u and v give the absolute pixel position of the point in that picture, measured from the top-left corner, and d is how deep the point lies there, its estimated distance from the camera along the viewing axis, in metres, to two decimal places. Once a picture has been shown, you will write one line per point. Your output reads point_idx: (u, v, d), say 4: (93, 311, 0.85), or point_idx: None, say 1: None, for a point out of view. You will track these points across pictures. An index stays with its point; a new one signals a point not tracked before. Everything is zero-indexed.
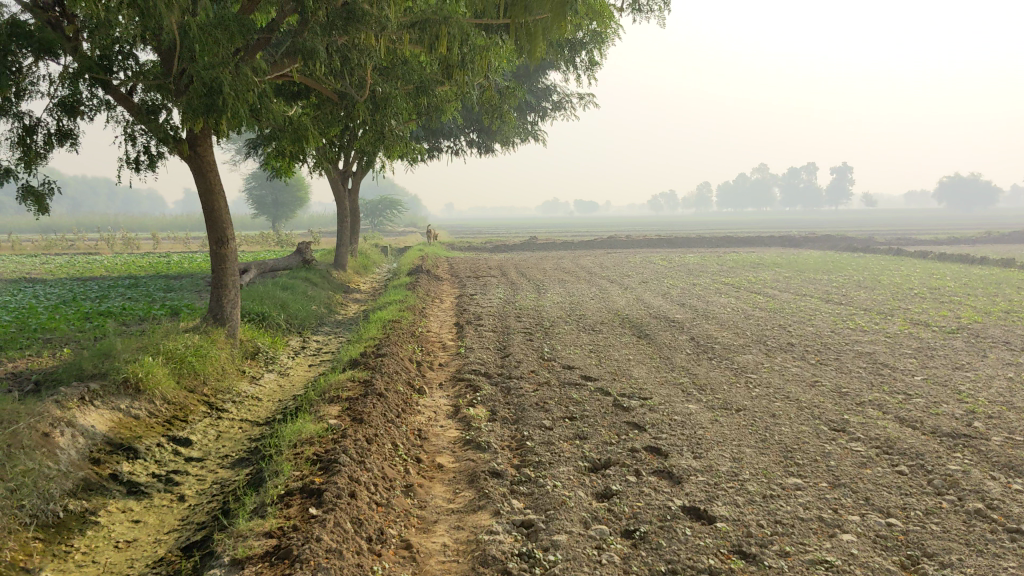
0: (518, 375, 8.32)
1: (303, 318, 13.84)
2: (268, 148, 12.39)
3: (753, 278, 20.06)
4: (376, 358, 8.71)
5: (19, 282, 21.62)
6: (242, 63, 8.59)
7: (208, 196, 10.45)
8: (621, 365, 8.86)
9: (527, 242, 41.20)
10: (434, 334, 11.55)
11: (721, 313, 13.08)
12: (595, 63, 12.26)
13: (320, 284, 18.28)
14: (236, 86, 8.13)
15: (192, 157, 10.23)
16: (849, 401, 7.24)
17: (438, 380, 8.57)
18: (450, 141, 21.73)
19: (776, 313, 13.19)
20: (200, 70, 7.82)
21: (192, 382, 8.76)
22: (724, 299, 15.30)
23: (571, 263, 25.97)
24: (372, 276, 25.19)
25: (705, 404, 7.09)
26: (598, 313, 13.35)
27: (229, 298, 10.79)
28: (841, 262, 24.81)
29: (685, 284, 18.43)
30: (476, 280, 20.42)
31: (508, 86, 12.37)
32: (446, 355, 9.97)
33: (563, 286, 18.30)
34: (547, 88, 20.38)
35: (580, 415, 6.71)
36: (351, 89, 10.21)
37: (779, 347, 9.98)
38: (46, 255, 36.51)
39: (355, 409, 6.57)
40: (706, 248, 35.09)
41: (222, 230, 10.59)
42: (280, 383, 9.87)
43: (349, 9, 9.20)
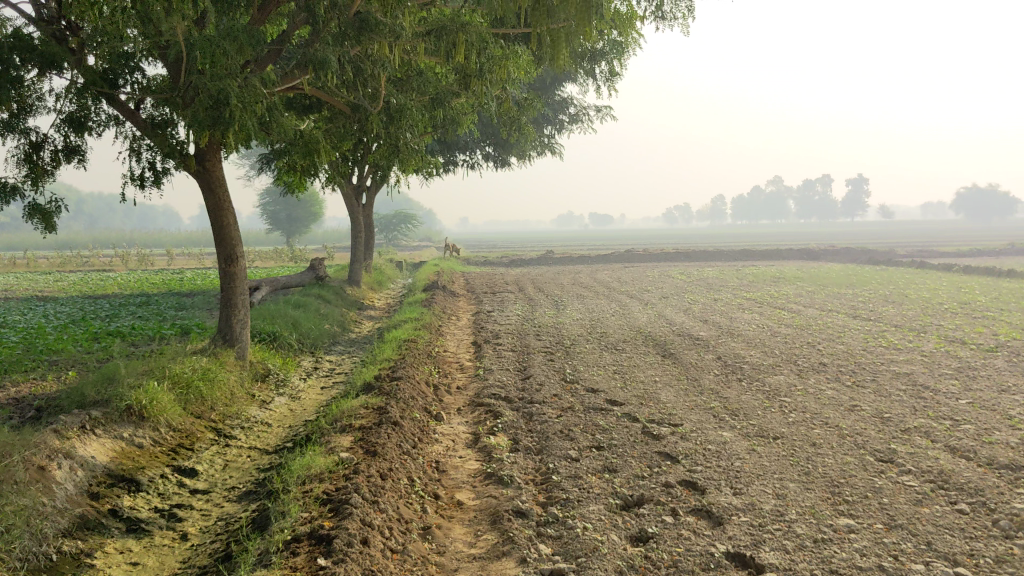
0: (540, 400, 7.91)
1: (315, 337, 13.49)
2: (280, 164, 12.07)
3: (776, 293, 19.59)
4: (391, 382, 8.33)
5: (31, 300, 21.40)
6: (251, 75, 8.27)
7: (217, 214, 10.14)
8: (647, 387, 8.45)
9: (543, 256, 40.86)
10: (451, 355, 11.16)
11: (747, 331, 12.65)
12: (616, 73, 11.89)
13: (334, 301, 17.94)
14: (245, 99, 7.80)
15: (200, 174, 9.92)
16: (894, 428, 6.81)
17: (456, 404, 8.17)
18: (466, 154, 21.42)
19: (804, 330, 12.75)
20: (206, 82, 7.49)
21: (200, 407, 8.41)
22: (749, 315, 14.85)
23: (588, 278, 25.55)
24: (387, 291, 24.86)
25: (740, 432, 6.67)
26: (619, 330, 12.94)
27: (238, 318, 10.44)
28: (865, 276, 24.32)
29: (707, 299, 18.00)
30: (492, 296, 20.05)
31: (526, 98, 12.00)
32: (464, 377, 9.58)
33: (582, 302, 17.89)
34: (564, 100, 20.04)
35: (608, 445, 6.31)
36: (364, 101, 9.87)
37: (812, 367, 9.55)
38: (61, 271, 36.44)
39: (368, 440, 6.19)
40: (725, 262, 34.63)
41: (231, 249, 10.27)
42: (291, 407, 9.50)
43: (362, 19, 8.87)
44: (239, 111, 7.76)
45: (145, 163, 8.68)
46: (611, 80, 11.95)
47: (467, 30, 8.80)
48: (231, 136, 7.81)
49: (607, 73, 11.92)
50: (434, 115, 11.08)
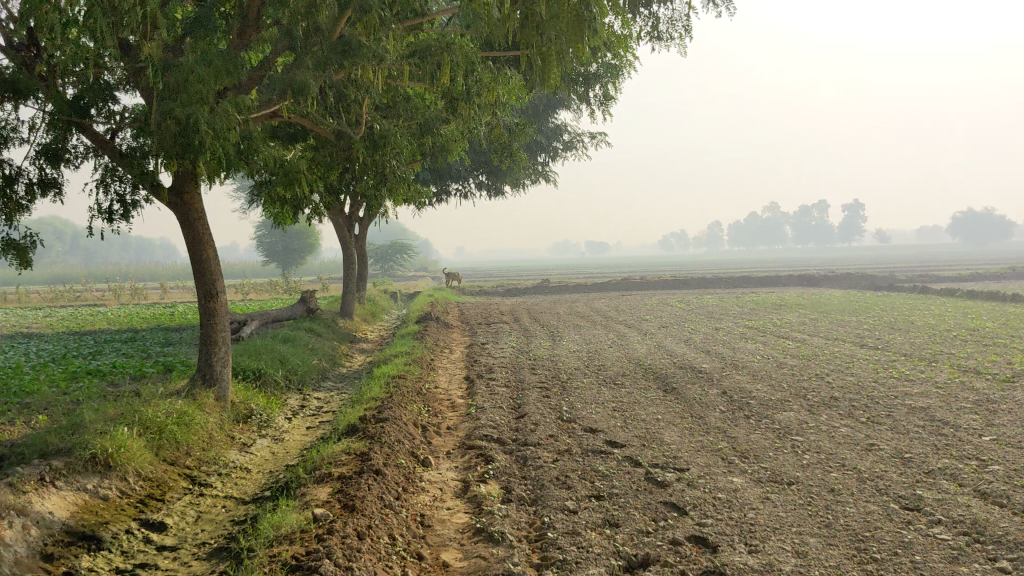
0: (535, 442, 7.40)
1: (303, 374, 12.96)
2: (264, 194, 11.62)
3: (779, 320, 19.08)
4: (376, 423, 7.82)
5: (16, 337, 20.87)
6: (225, 100, 7.84)
7: (195, 248, 9.68)
8: (650, 427, 7.94)
9: (539, 285, 40.44)
10: (442, 392, 10.65)
11: (752, 363, 12.14)
12: (609, 98, 11.49)
13: (325, 335, 17.44)
14: (218, 126, 7.37)
15: (177, 205, 9.47)
16: (916, 470, 6.31)
17: (446, 447, 7.66)
18: (459, 183, 21.03)
19: (810, 361, 12.25)
20: (176, 108, 7.05)
21: (173, 454, 7.90)
22: (753, 345, 14.36)
23: (586, 307, 25.06)
24: (381, 324, 24.37)
25: (751, 477, 6.17)
26: (618, 363, 12.44)
27: (219, 356, 9.93)
28: (868, 302, 23.84)
29: (708, 329, 17.51)
30: (487, 327, 19.55)
31: (518, 124, 11.58)
32: (455, 417, 9.07)
33: (580, 333, 17.39)
34: (557, 127, 19.66)
35: (608, 494, 5.80)
36: (348, 128, 9.44)
37: (822, 402, 9.06)
38: (52, 306, 35.96)
39: (346, 492, 5.70)
40: (724, 288, 34.23)
41: (211, 284, 9.80)
42: (273, 450, 8.98)
43: (344, 42, 8.47)
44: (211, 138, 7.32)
45: (115, 194, 8.22)
46: (605, 104, 11.54)
47: (454, 51, 8.38)
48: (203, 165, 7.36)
49: (601, 97, 11.51)
50: (423, 142, 10.65)
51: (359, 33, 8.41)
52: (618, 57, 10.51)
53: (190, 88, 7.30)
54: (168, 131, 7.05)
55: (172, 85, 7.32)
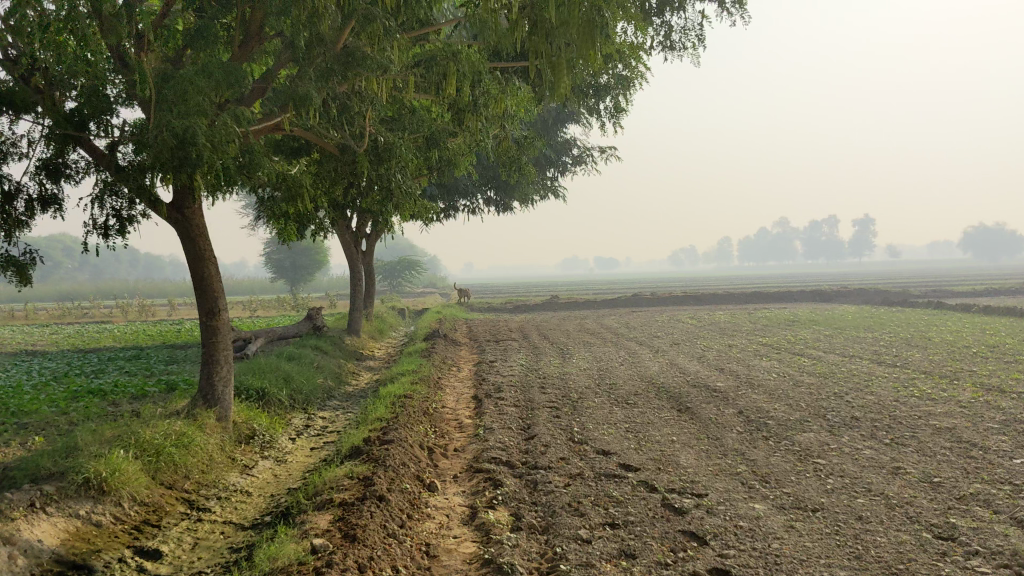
0: (546, 465, 7.10)
1: (308, 393, 12.69)
2: (267, 209, 11.37)
3: (792, 337, 18.76)
4: (381, 446, 7.54)
5: (20, 355, 20.65)
6: (226, 112, 7.62)
7: (196, 264, 9.43)
8: (665, 449, 7.65)
9: (548, 301, 40.17)
10: (450, 412, 10.35)
11: (768, 381, 11.82)
12: (620, 110, 11.24)
13: (331, 353, 17.18)
14: (215, 138, 7.12)
15: (178, 220, 9.25)
16: (947, 496, 6.01)
17: (453, 471, 7.37)
18: (467, 199, 20.82)
19: (828, 379, 11.92)
20: (172, 119, 6.83)
21: (171, 477, 7.63)
22: (767, 363, 14.05)
23: (596, 324, 24.77)
24: (388, 341, 24.12)
25: (774, 504, 5.87)
26: (630, 381, 12.15)
27: (220, 375, 9.66)
28: (882, 318, 23.48)
29: (720, 345, 17.20)
30: (496, 345, 19.28)
31: (527, 136, 11.33)
32: (463, 438, 8.78)
33: (590, 350, 17.08)
34: (566, 141, 19.42)
35: (624, 522, 5.51)
36: (352, 141, 9.21)
37: (843, 422, 8.75)
38: (58, 324, 35.84)
39: (348, 520, 5.41)
40: (735, 305, 33.90)
41: (213, 301, 9.55)
42: (275, 472, 8.69)
43: (348, 53, 8.25)
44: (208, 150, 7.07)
45: (113, 209, 7.98)
46: (616, 117, 11.29)
47: (460, 59, 8.16)
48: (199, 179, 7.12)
49: (611, 109, 11.26)
50: (430, 156, 10.41)
51: (364, 44, 8.19)
52: (629, 68, 10.27)
53: (191, 98, 7.06)
54: (164, 144, 6.81)
55: (170, 97, 7.09)
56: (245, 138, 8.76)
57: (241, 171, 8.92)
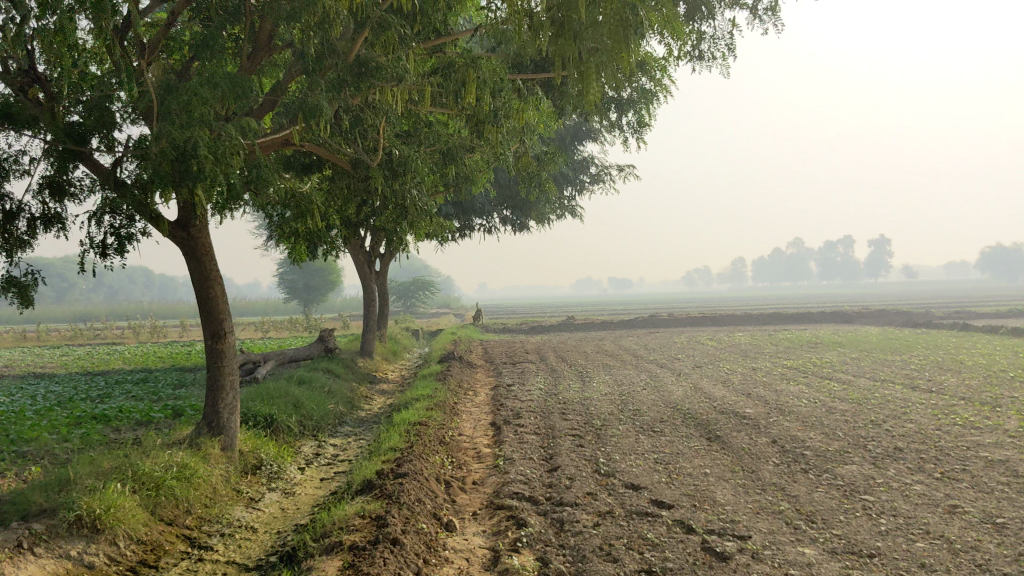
0: (572, 502, 6.59)
1: (319, 418, 12.21)
2: (277, 227, 10.95)
3: (818, 360, 18.19)
4: (395, 479, 7.06)
5: (27, 378, 20.24)
6: (231, 123, 7.20)
7: (202, 285, 9.00)
8: (700, 484, 7.14)
9: (564, 322, 39.70)
10: (467, 440, 9.84)
11: (800, 408, 11.28)
12: (643, 124, 10.78)
13: (343, 376, 16.72)
14: (217, 151, 6.69)
15: (182, 239, 8.82)
16: (1015, 539, 5.48)
17: (472, 507, 6.88)
18: (482, 218, 20.41)
19: (862, 406, 11.36)
20: (172, 131, 6.39)
21: (171, 512, 7.15)
22: (796, 387, 13.52)
23: (614, 345, 24.25)
24: (402, 363, 23.66)
25: (825, 549, 5.35)
26: (654, 407, 11.63)
27: (227, 402, 9.20)
28: (909, 340, 22.87)
29: (744, 369, 16.67)
30: (512, 367, 18.78)
31: (547, 152, 10.87)
32: (482, 469, 8.28)
33: (610, 373, 16.56)
34: (584, 159, 18.98)
35: (662, 569, 5.00)
36: (365, 155, 8.79)
37: (886, 453, 8.22)
38: (70, 346, 35.57)
39: (359, 568, 4.92)
40: (755, 326, 33.36)
41: (219, 324, 9.11)
42: (283, 506, 8.20)
43: (362, 62, 7.86)
44: (210, 164, 6.64)
45: (112, 226, 7.54)
46: (639, 132, 10.83)
47: (479, 68, 7.72)
48: (201, 194, 6.68)
49: (634, 124, 10.80)
50: (446, 172, 9.99)
51: (379, 53, 7.78)
52: (654, 80, 9.82)
53: (193, 109, 6.62)
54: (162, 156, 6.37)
55: (172, 108, 6.68)
56: (253, 153, 8.35)
57: (248, 188, 8.49)
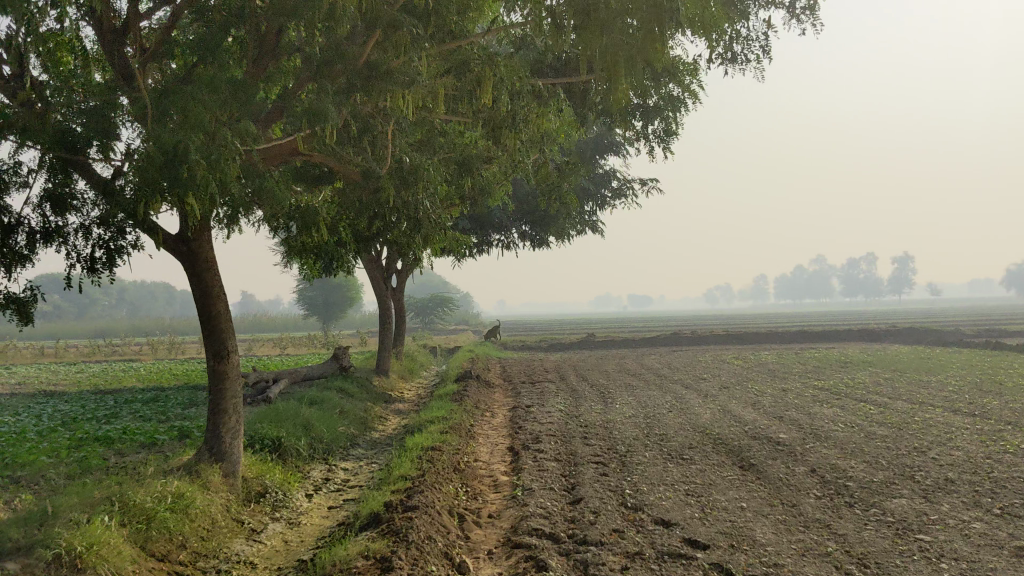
0: (597, 541, 6.01)
1: (329, 441, 11.67)
2: (286, 242, 10.46)
3: (850, 380, 17.53)
4: (404, 514, 6.50)
5: (37, 397, 19.83)
6: (230, 128, 6.70)
7: (203, 302, 8.50)
8: (736, 521, 6.54)
9: (584, 339, 39.13)
10: (484, 468, 9.26)
11: (836, 433, 10.65)
12: (672, 133, 10.22)
13: (357, 396, 16.20)
14: (212, 157, 6.17)
15: (183, 253, 8.34)
16: None
17: (488, 545, 6.30)
18: (501, 234, 19.91)
19: (904, 431, 10.71)
20: (163, 134, 5.89)
21: (164, 547, 6.61)
22: (830, 410, 12.88)
23: (636, 364, 23.64)
24: (418, 381, 23.14)
25: None
26: (681, 432, 11.03)
27: (230, 426, 8.65)
28: (942, 359, 22.17)
29: (774, 390, 16.04)
30: (532, 387, 18.21)
31: (570, 162, 10.33)
32: (499, 500, 7.71)
33: (633, 394, 15.96)
34: (605, 173, 18.44)
35: None
36: (375, 165, 8.28)
37: (937, 486, 7.59)
38: (86, 363, 35.27)
39: None
40: (781, 344, 32.68)
41: (222, 342, 8.59)
42: (286, 538, 7.65)
43: (371, 65, 7.35)
44: (208, 169, 6.13)
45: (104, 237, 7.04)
46: (667, 140, 10.26)
47: (497, 69, 7.20)
48: (194, 202, 6.17)
49: (662, 132, 10.23)
50: (462, 184, 9.47)
51: (390, 55, 7.28)
52: (683, 87, 9.27)
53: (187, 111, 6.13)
54: (150, 162, 5.85)
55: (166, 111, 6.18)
56: (257, 161, 7.86)
57: (251, 199, 8.00)
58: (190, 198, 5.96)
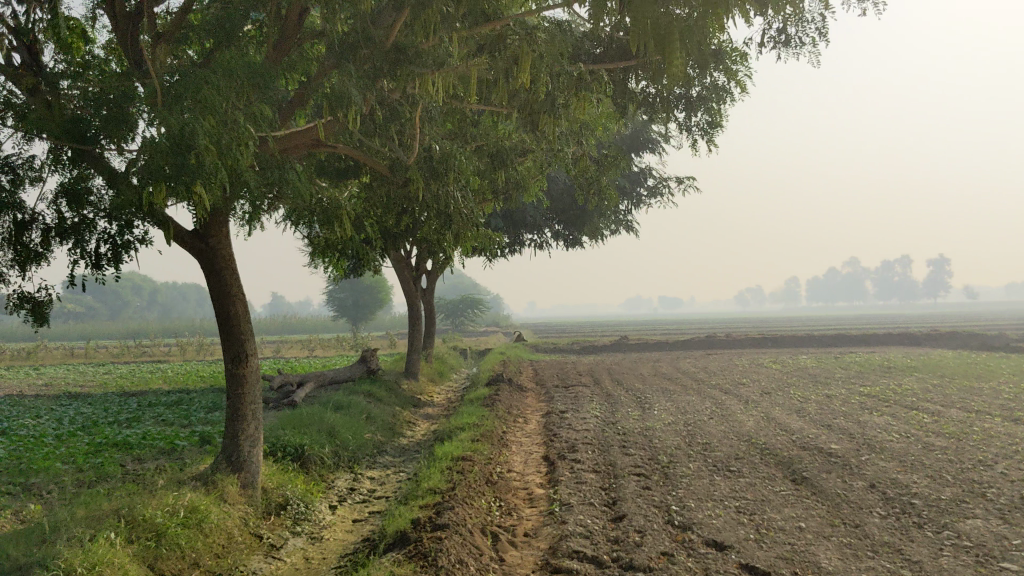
0: (645, 565, 5.45)
1: (355, 448, 11.19)
2: (311, 241, 9.99)
3: (897, 386, 16.83)
4: (433, 534, 5.98)
5: (62, 399, 19.57)
6: (246, 114, 6.21)
7: (221, 302, 8.04)
8: (798, 544, 5.95)
9: (616, 342, 38.50)
10: (517, 479, 8.72)
11: (892, 444, 10.02)
12: (717, 123, 9.61)
13: (385, 400, 15.74)
14: (224, 143, 5.68)
15: (200, 250, 7.88)
16: None
17: (524, 569, 5.77)
18: (533, 233, 19.42)
19: (965, 442, 10.03)
20: (170, 116, 5.39)
21: (174, 567, 6.13)
22: (881, 418, 12.24)
23: (672, 368, 23.01)
24: (448, 385, 22.67)
25: None
26: (726, 441, 10.45)
27: (249, 434, 8.16)
28: (990, 364, 21.37)
29: (818, 396, 15.39)
30: (565, 391, 17.68)
31: (608, 154, 9.77)
32: (535, 517, 7.16)
33: (670, 399, 15.39)
34: (641, 171, 17.88)
35: None
36: (403, 156, 7.77)
37: (1015, 505, 6.95)
38: (114, 364, 35.19)
39: None
40: (817, 348, 31.91)
41: (240, 345, 8.12)
42: (307, 555, 7.15)
43: (399, 48, 6.83)
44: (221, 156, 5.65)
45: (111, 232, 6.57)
46: (712, 131, 9.64)
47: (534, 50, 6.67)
48: (206, 193, 5.68)
49: (706, 122, 9.63)
50: (496, 177, 8.97)
51: (419, 36, 6.76)
52: (730, 73, 8.68)
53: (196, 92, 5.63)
54: (156, 148, 5.34)
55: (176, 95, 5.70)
56: (277, 152, 7.38)
57: (271, 191, 7.51)
58: (201, 188, 5.48)
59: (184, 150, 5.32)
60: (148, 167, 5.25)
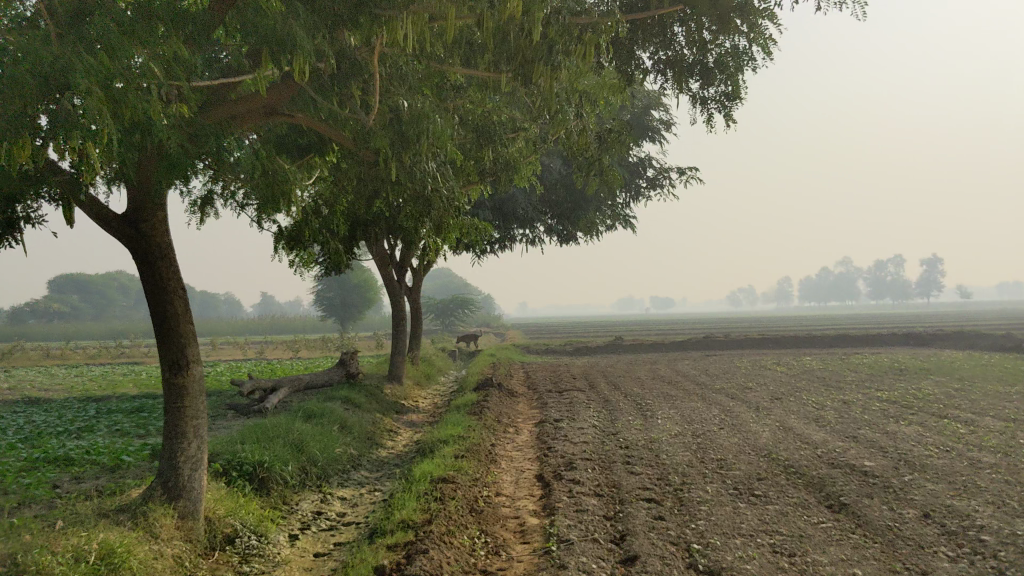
0: None
1: (325, 465, 9.93)
2: (273, 228, 8.71)
3: (917, 391, 15.67)
4: None
5: (22, 405, 18.22)
6: (161, 57, 4.88)
7: (155, 298, 6.78)
8: None
9: (610, 342, 37.32)
10: (508, 505, 7.48)
11: (933, 460, 8.82)
12: (736, 95, 8.39)
13: (364, 406, 14.49)
14: (121, 88, 4.35)
15: (131, 236, 6.65)
16: None
17: None
18: (524, 227, 18.25)
19: (1017, 459, 8.81)
20: (43, 49, 4.06)
21: None
22: (910, 429, 11.06)
23: (671, 371, 21.82)
24: (435, 388, 21.43)
25: None
26: (743, 456, 9.24)
27: (189, 453, 6.90)
28: (1008, 367, 20.25)
29: (834, 402, 14.22)
30: (560, 396, 16.45)
31: (611, 131, 8.55)
32: (527, 558, 5.89)
33: (673, 406, 14.20)
34: (642, 159, 16.76)
35: None
36: (369, 122, 6.51)
37: None
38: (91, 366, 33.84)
39: None
40: (819, 348, 30.80)
41: (179, 350, 6.86)
42: None
43: None
44: (117, 103, 4.36)
45: None
46: (730, 104, 8.43)
47: None
48: (97, 153, 4.36)
49: (723, 93, 8.41)
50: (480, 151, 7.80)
51: None
52: (751, 31, 7.47)
53: (86, 20, 4.36)
54: (23, 87, 4.00)
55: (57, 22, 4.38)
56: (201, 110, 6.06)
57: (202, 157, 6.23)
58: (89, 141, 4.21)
59: (61, 90, 4.04)
60: (9, 111, 3.97)
